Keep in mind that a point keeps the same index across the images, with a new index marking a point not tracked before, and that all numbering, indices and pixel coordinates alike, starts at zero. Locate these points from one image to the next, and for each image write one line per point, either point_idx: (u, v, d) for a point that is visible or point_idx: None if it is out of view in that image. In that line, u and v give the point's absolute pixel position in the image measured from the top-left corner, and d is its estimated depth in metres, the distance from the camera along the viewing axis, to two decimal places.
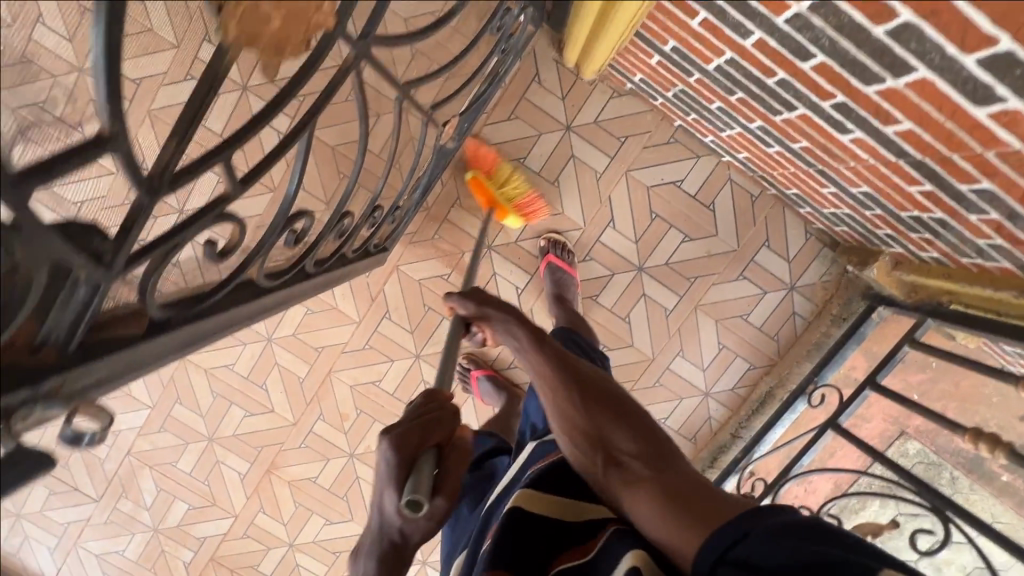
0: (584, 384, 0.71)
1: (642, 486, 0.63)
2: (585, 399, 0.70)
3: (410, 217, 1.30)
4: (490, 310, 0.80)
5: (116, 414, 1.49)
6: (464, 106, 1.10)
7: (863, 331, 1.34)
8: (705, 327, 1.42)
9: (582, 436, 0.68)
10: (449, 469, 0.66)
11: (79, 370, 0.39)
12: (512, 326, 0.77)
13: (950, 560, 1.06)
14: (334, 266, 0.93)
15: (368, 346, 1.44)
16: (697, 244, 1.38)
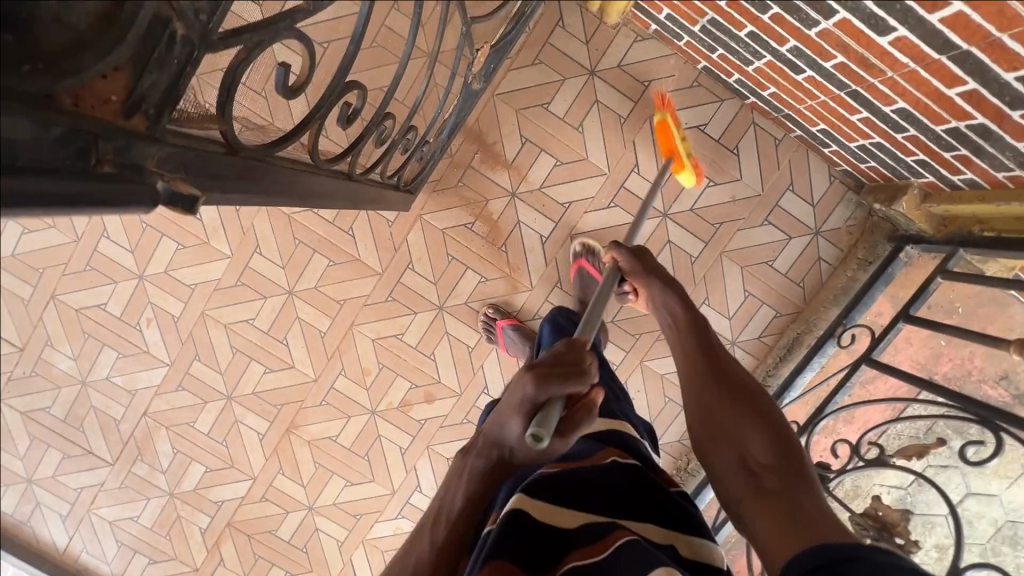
0: (729, 384, 0.73)
1: (768, 497, 0.63)
2: (729, 392, 0.72)
3: (436, 161, 1.29)
4: (653, 278, 0.85)
5: (134, 372, 1.47)
6: (494, 38, 1.11)
7: (890, 273, 1.33)
8: (730, 274, 1.41)
9: (706, 423, 0.72)
10: (577, 420, 0.57)
11: (157, 145, 0.40)
12: (671, 302, 0.84)
13: (981, 513, 0.96)
14: (368, 184, 0.92)
15: (390, 299, 1.43)
16: (722, 189, 1.38)
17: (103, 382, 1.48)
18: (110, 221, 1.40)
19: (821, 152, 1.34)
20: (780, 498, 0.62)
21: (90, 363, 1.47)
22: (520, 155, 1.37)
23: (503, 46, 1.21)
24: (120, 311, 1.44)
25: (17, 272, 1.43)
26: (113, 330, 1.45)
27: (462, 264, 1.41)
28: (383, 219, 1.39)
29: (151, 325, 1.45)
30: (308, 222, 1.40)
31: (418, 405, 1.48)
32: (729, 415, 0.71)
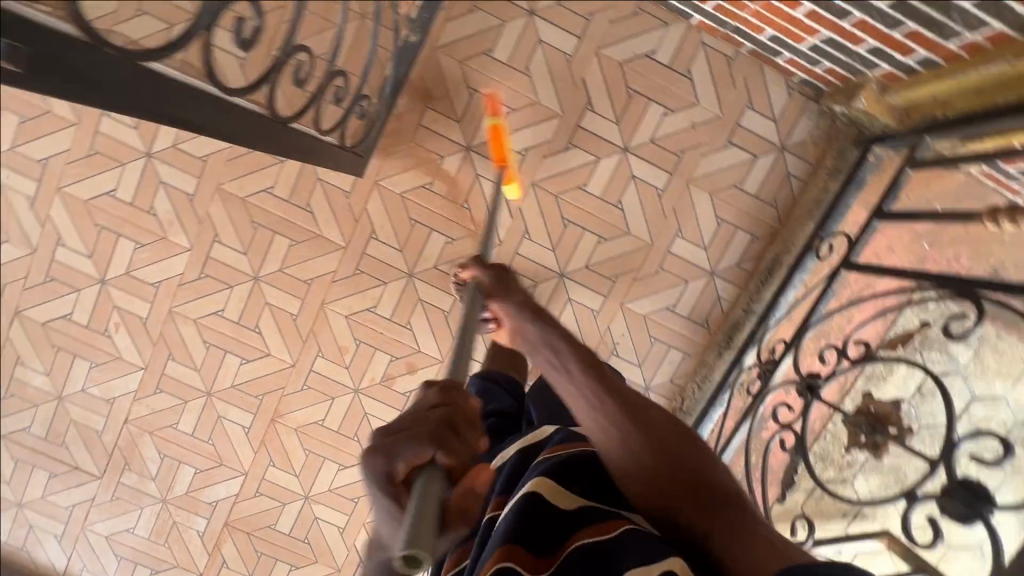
0: (631, 405, 0.58)
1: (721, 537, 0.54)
2: (650, 443, 0.57)
3: (382, 121, 1.26)
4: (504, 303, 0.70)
5: (109, 379, 1.44)
6: None
7: (862, 176, 1.28)
8: (700, 202, 1.38)
9: (643, 477, 0.58)
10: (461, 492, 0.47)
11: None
12: (550, 341, 0.62)
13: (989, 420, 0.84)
14: (301, 131, 0.89)
15: (358, 272, 1.40)
16: (680, 115, 1.34)
17: (80, 395, 1.45)
18: (64, 228, 1.37)
19: (775, 64, 1.30)
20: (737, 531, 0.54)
21: (65, 377, 1.44)
22: (470, 106, 1.33)
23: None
24: (87, 319, 1.41)
25: None
26: (83, 340, 1.42)
27: (426, 227, 1.38)
28: (340, 191, 1.36)
29: (120, 330, 1.42)
30: (264, 204, 1.37)
31: (401, 377, 1.45)
32: (659, 439, 0.57)
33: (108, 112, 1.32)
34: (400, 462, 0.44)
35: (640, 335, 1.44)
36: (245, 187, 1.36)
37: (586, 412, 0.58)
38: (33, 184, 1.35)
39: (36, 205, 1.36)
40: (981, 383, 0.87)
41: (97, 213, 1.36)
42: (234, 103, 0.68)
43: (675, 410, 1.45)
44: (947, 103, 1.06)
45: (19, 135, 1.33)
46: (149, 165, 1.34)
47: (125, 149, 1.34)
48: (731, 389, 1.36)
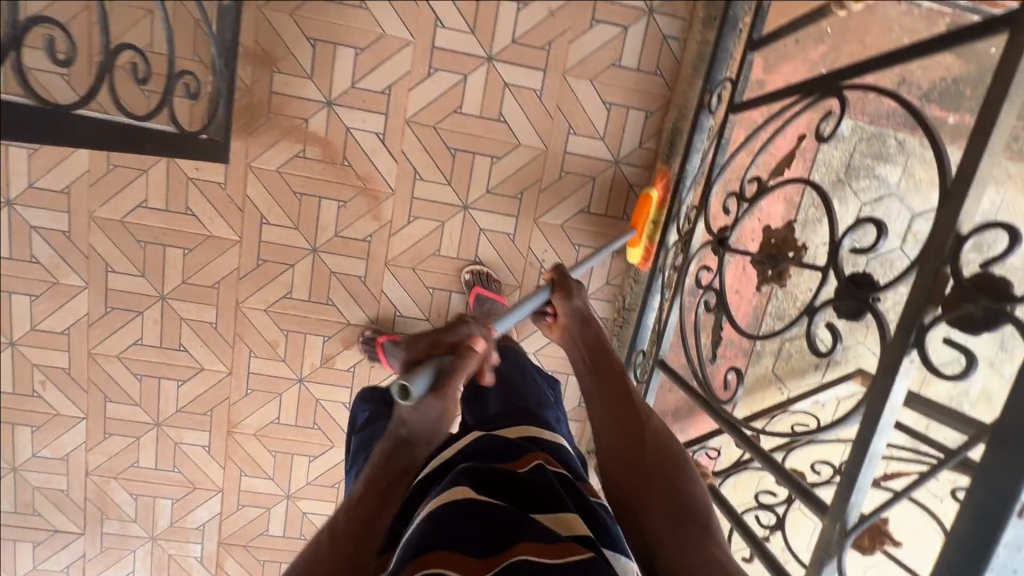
0: (637, 417, 0.79)
1: (684, 553, 0.67)
2: (629, 423, 0.79)
3: (227, 97, 1.19)
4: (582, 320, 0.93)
5: (55, 437, 1.41)
6: None
7: (735, 15, 1.21)
8: (583, 92, 1.31)
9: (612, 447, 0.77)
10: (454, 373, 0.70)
11: None
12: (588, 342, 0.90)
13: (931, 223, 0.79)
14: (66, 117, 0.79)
15: (261, 262, 1.35)
16: (536, 6, 1.26)
17: (32, 461, 1.42)
18: None
19: None
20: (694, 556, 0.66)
21: (11, 448, 1.41)
22: (317, 58, 1.25)
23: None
24: (11, 385, 1.37)
25: None
26: (14, 406, 1.39)
27: (315, 197, 1.32)
28: (215, 184, 1.30)
29: (48, 387, 1.38)
30: (144, 220, 1.31)
31: (340, 354, 1.42)
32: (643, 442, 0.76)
33: None
34: (441, 344, 0.75)
35: (563, 246, 1.39)
36: (119, 209, 1.30)
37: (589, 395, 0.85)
38: None
39: None
40: (910, 195, 0.84)
41: None
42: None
43: (619, 310, 1.42)
44: None
45: None
46: (12, 213, 1.28)
47: None
48: (661, 273, 1.32)
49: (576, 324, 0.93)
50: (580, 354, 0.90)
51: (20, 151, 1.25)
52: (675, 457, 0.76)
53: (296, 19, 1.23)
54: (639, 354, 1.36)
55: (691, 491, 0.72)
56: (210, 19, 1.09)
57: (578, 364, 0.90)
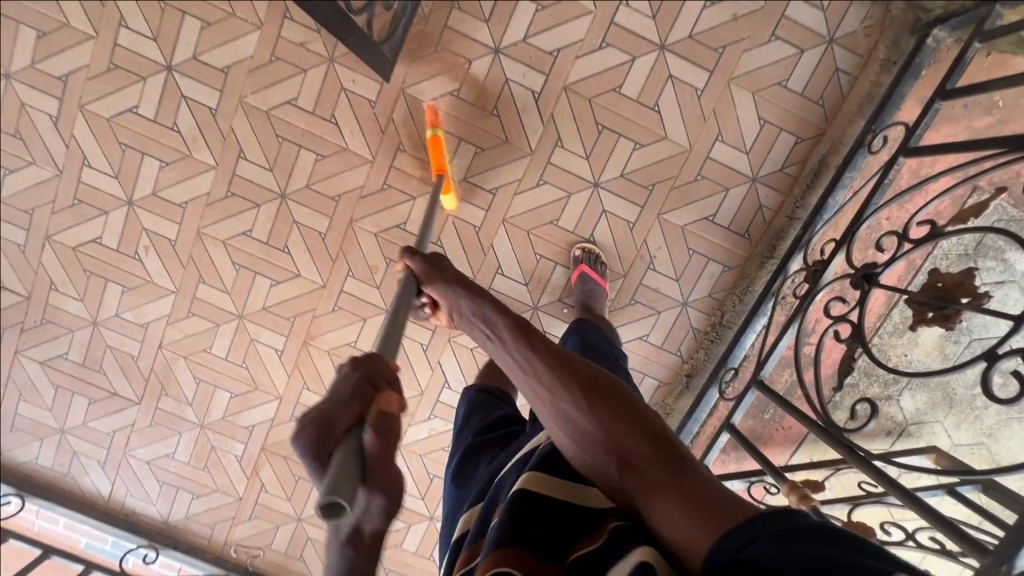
0: (561, 362, 0.65)
1: (659, 491, 0.56)
2: (582, 392, 0.63)
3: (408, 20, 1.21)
4: (463, 289, 0.79)
5: (142, 304, 1.43)
6: None
7: (919, 63, 1.20)
8: (742, 102, 1.31)
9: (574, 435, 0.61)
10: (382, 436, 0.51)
11: None
12: (487, 309, 0.74)
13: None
14: None
15: (386, 186, 1.36)
16: (721, 7, 1.27)
17: (113, 320, 1.45)
18: (89, 147, 1.34)
19: None
20: (669, 487, 0.56)
21: (98, 302, 1.44)
22: (497, 5, 1.27)
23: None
24: (117, 242, 1.40)
25: (5, 217, 1.38)
26: (113, 264, 1.41)
27: (455, 137, 1.33)
28: (365, 100, 1.31)
29: (150, 253, 1.41)
30: (288, 117, 1.33)
31: None
32: (569, 385, 0.63)
33: (125, 23, 1.28)
34: (339, 419, 0.52)
35: (679, 248, 1.39)
36: (268, 100, 1.32)
37: (526, 372, 0.67)
38: (54, 102, 1.32)
39: (59, 124, 1.33)
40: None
41: (120, 130, 1.33)
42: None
43: (714, 325, 1.42)
44: None
45: (37, 50, 1.29)
46: (170, 79, 1.31)
47: (145, 62, 1.30)
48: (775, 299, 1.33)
49: (466, 293, 0.77)
50: (481, 325, 0.74)
51: (195, 23, 1.28)
52: (612, 389, 0.63)
53: None
54: (729, 372, 1.37)
55: (630, 412, 0.61)
56: None
57: (484, 338, 0.73)
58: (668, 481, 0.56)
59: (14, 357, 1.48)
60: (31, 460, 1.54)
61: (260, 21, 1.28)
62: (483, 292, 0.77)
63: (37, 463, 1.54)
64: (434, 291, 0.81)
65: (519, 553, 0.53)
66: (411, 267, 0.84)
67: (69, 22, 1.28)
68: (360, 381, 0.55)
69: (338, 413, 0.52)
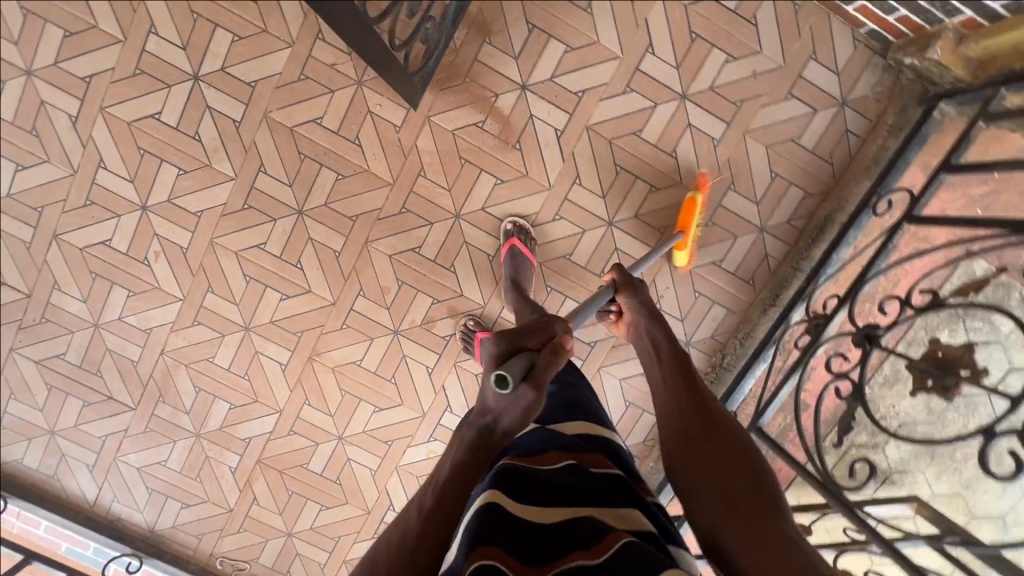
0: (696, 391, 0.80)
1: (746, 522, 0.64)
2: (705, 418, 0.76)
3: (439, 52, 1.23)
4: (640, 306, 0.97)
5: (147, 309, 1.42)
6: None
7: (925, 133, 1.26)
8: (755, 155, 1.36)
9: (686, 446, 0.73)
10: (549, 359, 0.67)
11: None
12: (654, 331, 0.92)
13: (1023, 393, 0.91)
14: None
15: (404, 210, 1.38)
16: (741, 63, 1.31)
17: (115, 323, 1.43)
18: (106, 149, 1.33)
19: (844, 13, 1.27)
20: (749, 517, 0.64)
21: (101, 304, 1.42)
22: (527, 42, 1.30)
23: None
24: (126, 246, 1.39)
25: (12, 213, 1.36)
26: (121, 268, 1.40)
27: (477, 167, 1.35)
28: (390, 124, 1.33)
29: (159, 259, 1.39)
30: (312, 135, 1.33)
31: (442, 320, 1.44)
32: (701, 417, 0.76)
33: (154, 29, 1.28)
34: (526, 340, 0.70)
35: (685, 289, 1.43)
36: (294, 117, 1.32)
37: (667, 387, 0.83)
38: (74, 102, 1.31)
39: (77, 125, 1.32)
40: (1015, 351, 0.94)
41: (140, 135, 1.33)
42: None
43: (714, 367, 1.45)
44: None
45: (62, 50, 1.28)
46: (195, 88, 1.31)
47: (172, 70, 1.30)
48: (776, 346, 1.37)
49: (649, 321, 0.94)
50: (649, 345, 0.91)
51: (225, 36, 1.29)
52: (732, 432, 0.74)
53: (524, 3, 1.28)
54: None
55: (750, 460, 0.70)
56: None
57: (647, 355, 0.91)
58: (755, 519, 0.64)
59: (8, 354, 1.45)
60: (17, 459, 1.51)
61: (291, 39, 1.29)
62: (654, 314, 0.95)
63: (22, 463, 1.51)
64: (623, 302, 0.99)
65: (497, 553, 0.53)
66: (613, 279, 1.02)
67: (98, 25, 1.27)
68: (547, 322, 0.73)
69: (526, 337, 0.70)
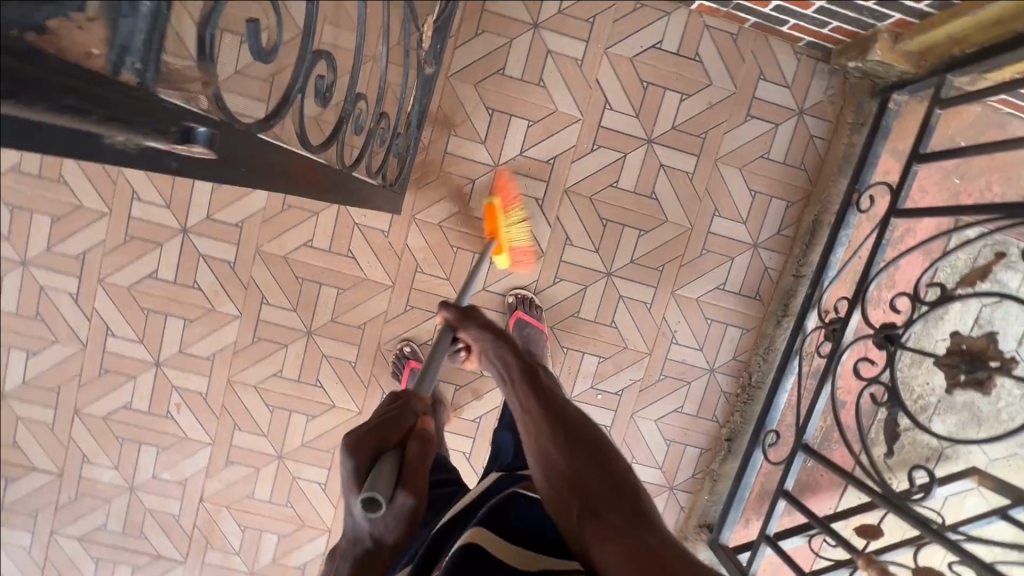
0: (551, 411, 0.71)
1: (616, 533, 0.61)
2: (569, 446, 0.67)
3: (411, 157, 1.27)
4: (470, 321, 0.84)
5: (179, 460, 1.42)
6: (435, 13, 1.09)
7: (887, 125, 1.30)
8: (731, 178, 1.39)
9: (558, 483, 0.66)
10: (415, 452, 0.62)
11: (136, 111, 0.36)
12: (495, 350, 0.80)
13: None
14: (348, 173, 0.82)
15: (409, 307, 1.40)
16: (696, 98, 1.36)
17: (150, 482, 1.43)
18: (111, 317, 1.36)
19: (779, 33, 1.33)
20: (620, 533, 0.61)
21: (133, 467, 1.42)
22: (491, 126, 1.35)
23: (447, 24, 1.21)
24: (147, 404, 1.40)
25: (32, 398, 1.38)
26: (146, 427, 1.41)
27: (470, 252, 1.38)
28: (378, 231, 1.36)
29: (182, 409, 1.40)
30: (306, 257, 1.36)
31: (469, 404, 1.44)
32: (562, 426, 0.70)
33: (138, 195, 1.33)
34: (384, 439, 0.63)
35: (697, 318, 1.44)
36: (284, 245, 1.36)
37: (524, 415, 0.73)
38: (74, 280, 1.35)
39: (80, 301, 1.35)
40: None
41: (141, 296, 1.36)
42: (317, 157, 0.68)
43: (744, 387, 1.46)
44: (965, 41, 1.10)
45: (54, 233, 1.33)
46: (186, 240, 1.34)
47: (161, 229, 1.34)
48: (799, 356, 1.38)
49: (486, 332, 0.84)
50: (498, 366, 0.79)
51: (206, 186, 1.33)
52: (596, 446, 0.68)
53: (479, 91, 1.33)
54: (770, 434, 1.40)
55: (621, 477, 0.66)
56: (418, 89, 1.18)
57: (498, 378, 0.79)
58: (624, 534, 0.61)
59: (49, 537, 1.44)
60: None
61: None
62: (496, 329, 0.83)
63: None
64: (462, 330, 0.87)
65: None
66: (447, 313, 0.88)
67: (84, 203, 1.32)
68: (389, 408, 0.66)
69: (383, 432, 0.63)
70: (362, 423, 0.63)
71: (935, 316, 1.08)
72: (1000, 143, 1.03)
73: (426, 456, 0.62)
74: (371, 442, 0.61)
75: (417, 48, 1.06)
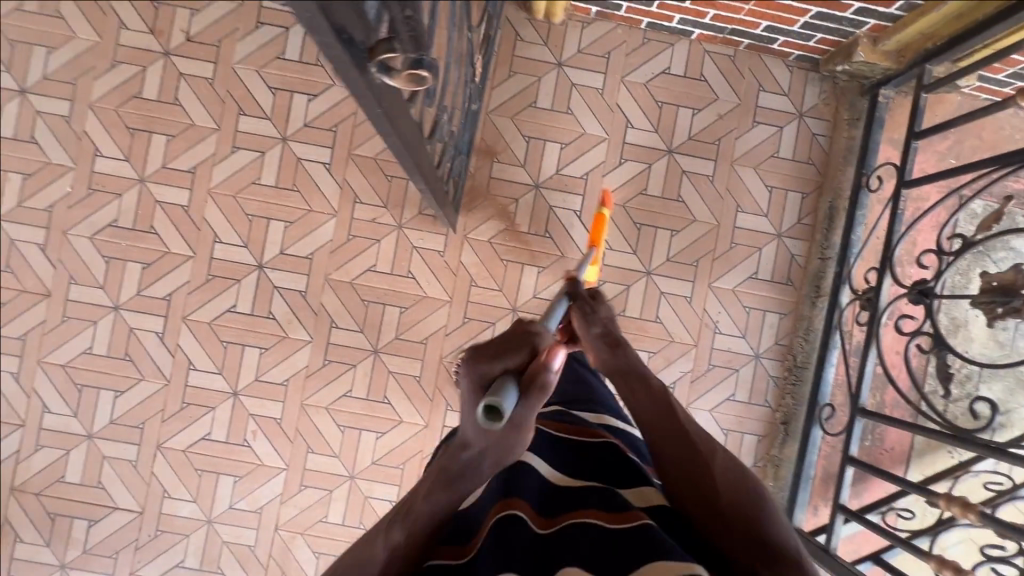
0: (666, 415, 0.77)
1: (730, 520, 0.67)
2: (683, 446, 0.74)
3: (463, 181, 1.43)
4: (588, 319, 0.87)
5: (254, 488, 1.47)
6: (480, 55, 1.29)
7: (880, 116, 1.46)
8: (748, 177, 1.54)
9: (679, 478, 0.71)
10: (534, 383, 0.58)
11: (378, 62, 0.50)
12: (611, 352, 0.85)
13: None
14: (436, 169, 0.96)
15: (467, 319, 1.50)
16: (707, 112, 1.54)
17: (227, 514, 1.47)
18: (194, 352, 1.47)
19: (771, 50, 1.53)
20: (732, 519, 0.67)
21: (211, 499, 1.46)
22: (529, 151, 1.52)
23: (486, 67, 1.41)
24: (226, 434, 1.47)
25: (118, 436, 1.46)
26: (224, 457, 1.47)
27: (519, 263, 1.51)
28: (435, 252, 1.50)
29: (257, 436, 1.47)
30: (370, 281, 1.49)
31: None
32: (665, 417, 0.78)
33: (219, 239, 1.48)
34: (506, 361, 0.59)
35: (736, 307, 1.53)
36: (350, 272, 1.49)
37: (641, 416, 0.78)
38: (160, 320, 1.47)
39: (165, 339, 1.47)
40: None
41: (221, 330, 1.47)
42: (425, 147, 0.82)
43: (791, 369, 1.52)
44: (935, 36, 1.28)
45: (144, 279, 1.47)
46: (262, 275, 1.48)
47: (239, 267, 1.47)
48: (840, 331, 1.45)
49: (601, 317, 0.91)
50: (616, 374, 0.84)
51: (279, 225, 1.48)
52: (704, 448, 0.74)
53: (515, 122, 1.52)
54: (825, 409, 1.45)
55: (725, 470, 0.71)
56: (468, 121, 1.36)
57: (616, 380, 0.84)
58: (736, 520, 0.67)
59: None
60: None
61: (333, 209, 1.48)
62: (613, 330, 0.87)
63: None
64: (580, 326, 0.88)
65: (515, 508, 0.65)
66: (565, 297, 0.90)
67: (170, 250, 1.47)
68: (512, 333, 0.62)
69: (504, 355, 0.60)
70: (488, 342, 0.61)
71: (987, 244, 1.25)
72: (985, 113, 1.18)
73: (544, 394, 0.58)
74: (490, 361, 0.59)
75: (469, 83, 1.24)
